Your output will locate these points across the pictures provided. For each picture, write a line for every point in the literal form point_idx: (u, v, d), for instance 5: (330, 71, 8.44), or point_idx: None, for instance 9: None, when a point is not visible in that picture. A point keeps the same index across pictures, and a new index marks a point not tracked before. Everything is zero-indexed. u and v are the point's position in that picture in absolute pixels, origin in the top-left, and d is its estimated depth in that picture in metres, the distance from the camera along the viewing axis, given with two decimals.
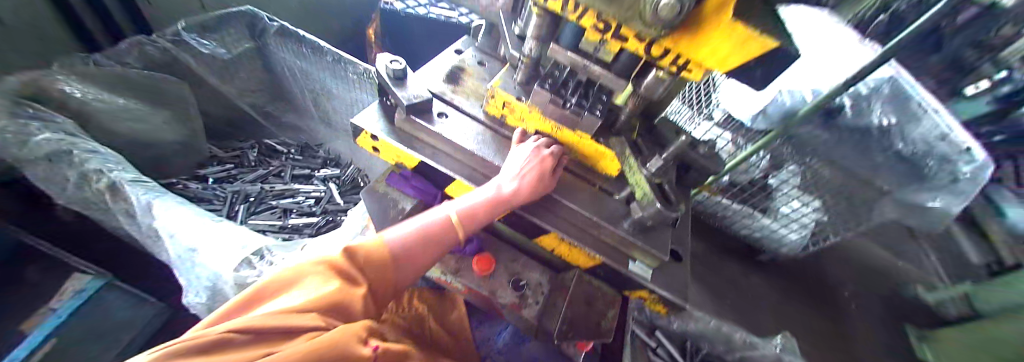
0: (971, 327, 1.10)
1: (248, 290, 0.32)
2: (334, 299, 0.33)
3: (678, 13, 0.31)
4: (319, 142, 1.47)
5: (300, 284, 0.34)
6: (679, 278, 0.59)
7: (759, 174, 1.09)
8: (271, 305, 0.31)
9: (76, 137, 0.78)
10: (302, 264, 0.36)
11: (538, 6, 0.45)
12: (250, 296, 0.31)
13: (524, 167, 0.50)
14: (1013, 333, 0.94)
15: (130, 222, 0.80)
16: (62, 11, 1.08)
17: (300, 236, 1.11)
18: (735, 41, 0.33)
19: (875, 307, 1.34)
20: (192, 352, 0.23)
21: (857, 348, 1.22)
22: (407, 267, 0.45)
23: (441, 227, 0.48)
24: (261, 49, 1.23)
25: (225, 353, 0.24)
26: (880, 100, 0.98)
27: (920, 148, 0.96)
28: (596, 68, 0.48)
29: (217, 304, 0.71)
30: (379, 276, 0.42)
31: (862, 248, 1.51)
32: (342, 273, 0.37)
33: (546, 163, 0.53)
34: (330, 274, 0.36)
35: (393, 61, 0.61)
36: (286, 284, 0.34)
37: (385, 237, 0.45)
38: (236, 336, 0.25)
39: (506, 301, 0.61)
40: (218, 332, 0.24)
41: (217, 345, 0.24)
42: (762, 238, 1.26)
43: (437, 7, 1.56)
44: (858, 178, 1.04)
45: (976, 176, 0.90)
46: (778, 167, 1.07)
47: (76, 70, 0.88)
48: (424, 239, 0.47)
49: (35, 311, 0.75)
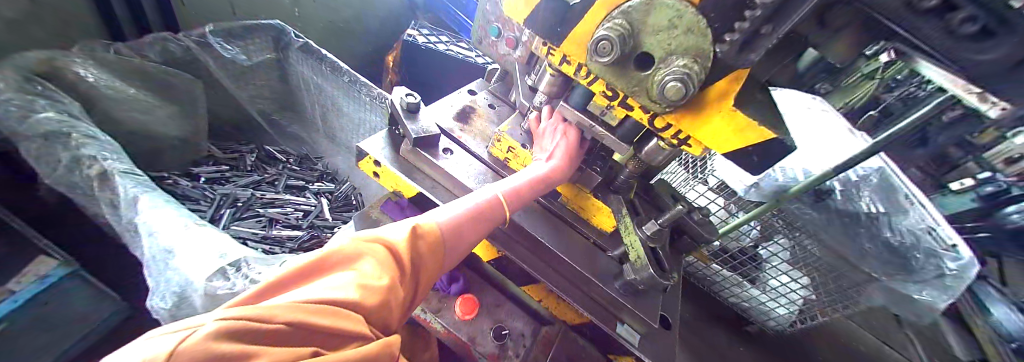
0: None
1: (314, 254, 0.30)
2: (387, 291, 0.31)
3: (683, 95, 0.34)
4: (319, 155, 1.48)
5: (356, 263, 0.31)
6: (667, 347, 0.57)
7: (750, 242, 1.12)
8: (327, 282, 0.28)
9: (78, 121, 0.78)
10: (359, 237, 0.33)
11: (552, 67, 0.49)
12: (313, 264, 0.29)
13: (556, 148, 0.54)
14: None
15: (111, 213, 0.77)
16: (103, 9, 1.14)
17: (280, 249, 1.06)
18: (734, 126, 0.36)
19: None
20: (252, 338, 0.21)
21: None
22: (455, 249, 0.43)
23: (488, 208, 0.47)
24: (281, 61, 1.28)
25: (278, 345, 0.22)
26: (866, 188, 1.07)
27: (907, 239, 0.99)
28: (600, 129, 0.51)
29: (180, 313, 0.67)
30: (431, 253, 0.39)
31: (853, 329, 1.48)
32: (398, 256, 0.34)
33: (571, 136, 0.55)
34: (389, 253, 0.34)
35: (409, 94, 0.64)
36: (343, 259, 0.31)
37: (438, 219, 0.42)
38: (291, 327, 0.23)
39: (486, 351, 0.57)
40: (279, 320, 0.23)
41: (271, 335, 0.22)
42: (749, 308, 1.28)
43: (456, 46, 1.67)
44: (845, 260, 1.02)
45: (961, 271, 0.90)
46: (769, 239, 1.09)
47: (94, 55, 0.90)
48: (471, 223, 0.45)
49: None
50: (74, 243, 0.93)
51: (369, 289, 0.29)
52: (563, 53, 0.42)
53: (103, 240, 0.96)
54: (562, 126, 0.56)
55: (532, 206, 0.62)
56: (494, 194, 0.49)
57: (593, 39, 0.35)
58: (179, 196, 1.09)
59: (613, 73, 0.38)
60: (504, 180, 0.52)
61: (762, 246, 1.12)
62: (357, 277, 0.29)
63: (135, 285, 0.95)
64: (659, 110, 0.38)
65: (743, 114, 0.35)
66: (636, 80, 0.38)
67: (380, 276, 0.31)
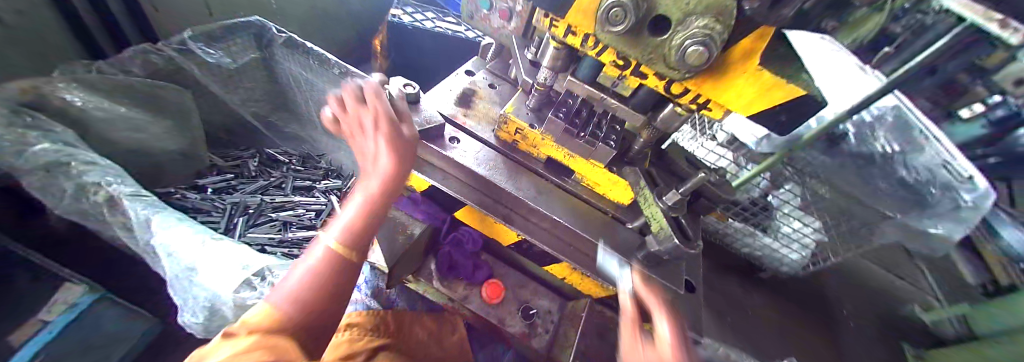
0: (963, 347, 1.16)
1: None
2: (262, 345, 0.28)
3: (706, 60, 0.31)
4: (321, 152, 1.47)
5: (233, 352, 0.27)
6: (693, 310, 0.59)
7: (760, 193, 1.13)
8: None
9: (75, 148, 0.76)
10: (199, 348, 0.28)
11: (556, 39, 0.45)
12: None
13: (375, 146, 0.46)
14: (1010, 356, 1.00)
15: (128, 235, 0.78)
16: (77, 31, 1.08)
17: (299, 251, 1.08)
18: (761, 86, 0.34)
19: (869, 333, 1.35)
20: None
21: None
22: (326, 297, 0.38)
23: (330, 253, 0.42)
24: (266, 60, 1.24)
25: None
26: (881, 127, 1.01)
27: (922, 176, 0.92)
28: (612, 101, 0.49)
29: (215, 325, 0.69)
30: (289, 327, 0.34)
31: (859, 265, 1.54)
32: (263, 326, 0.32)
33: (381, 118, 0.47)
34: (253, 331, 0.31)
35: (407, 85, 0.61)
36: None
37: (276, 295, 0.36)
38: None
39: (515, 329, 0.60)
40: None
41: None
42: (762, 256, 1.32)
43: (443, 22, 1.59)
44: (848, 197, 1.04)
45: (977, 203, 0.80)
46: (778, 187, 1.12)
47: (76, 76, 0.84)
48: (320, 273, 0.39)
49: (26, 324, 0.72)
50: (96, 268, 0.95)
51: (240, 350, 0.27)
52: (567, 23, 0.40)
53: (129, 261, 0.99)
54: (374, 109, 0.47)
55: (548, 186, 0.61)
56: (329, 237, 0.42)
57: (603, 6, 0.32)
58: (190, 210, 1.10)
59: (626, 42, 0.36)
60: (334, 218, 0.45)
61: (773, 194, 1.14)
62: (220, 353, 0.26)
63: (164, 301, 0.98)
64: (678, 77, 0.36)
65: (772, 74, 0.33)
66: (652, 47, 0.35)
67: (243, 339, 0.29)
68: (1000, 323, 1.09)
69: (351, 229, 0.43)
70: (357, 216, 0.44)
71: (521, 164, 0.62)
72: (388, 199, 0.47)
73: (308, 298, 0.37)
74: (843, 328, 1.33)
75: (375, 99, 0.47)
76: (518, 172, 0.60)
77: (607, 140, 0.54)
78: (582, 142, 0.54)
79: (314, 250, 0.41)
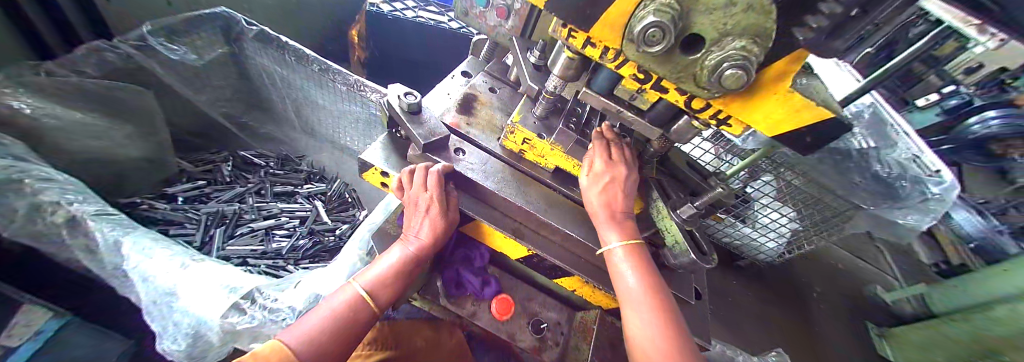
0: (922, 326, 1.23)
1: None
2: None
3: (743, 83, 0.30)
4: (301, 154, 1.39)
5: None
6: (699, 317, 0.59)
7: (738, 185, 1.13)
8: None
9: (26, 163, 0.67)
10: None
11: (571, 50, 0.43)
12: None
13: (421, 218, 0.51)
14: (953, 331, 1.11)
15: (89, 260, 0.70)
16: (15, 22, 0.93)
17: (283, 261, 1.02)
18: (790, 108, 0.33)
19: (840, 315, 1.42)
20: None
21: (826, 353, 1.30)
22: (341, 345, 0.43)
23: (351, 302, 0.47)
24: (236, 55, 1.14)
25: None
26: (859, 124, 1.07)
27: (894, 170, 0.95)
28: (629, 114, 0.47)
29: (199, 353, 0.64)
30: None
31: (829, 253, 1.62)
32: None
33: (433, 194, 0.49)
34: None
35: (408, 93, 0.56)
36: None
37: (290, 333, 0.41)
38: None
39: (526, 343, 0.59)
40: None
41: None
42: (742, 245, 1.38)
43: (425, 11, 1.52)
44: (829, 192, 1.02)
45: (943, 196, 0.87)
46: (755, 179, 1.09)
47: (20, 80, 0.75)
48: (342, 318, 0.44)
49: None
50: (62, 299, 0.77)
51: None
52: (587, 35, 0.37)
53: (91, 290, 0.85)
54: (428, 185, 0.49)
55: (557, 198, 0.59)
56: (357, 287, 0.48)
57: (638, 25, 0.30)
58: (159, 223, 1.01)
59: (655, 61, 0.34)
60: (368, 269, 0.51)
61: (750, 186, 1.14)
62: None
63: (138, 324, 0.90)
64: (707, 96, 0.35)
65: (801, 97, 0.32)
66: (682, 66, 0.34)
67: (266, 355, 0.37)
68: (955, 303, 1.18)
69: (380, 282, 0.49)
70: (386, 273, 0.50)
71: (527, 177, 0.60)
72: (416, 265, 0.52)
73: (318, 344, 0.41)
74: (814, 311, 1.40)
75: (435, 185, 0.49)
76: (525, 184, 0.58)
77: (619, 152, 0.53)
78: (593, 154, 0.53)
79: (343, 293, 0.47)
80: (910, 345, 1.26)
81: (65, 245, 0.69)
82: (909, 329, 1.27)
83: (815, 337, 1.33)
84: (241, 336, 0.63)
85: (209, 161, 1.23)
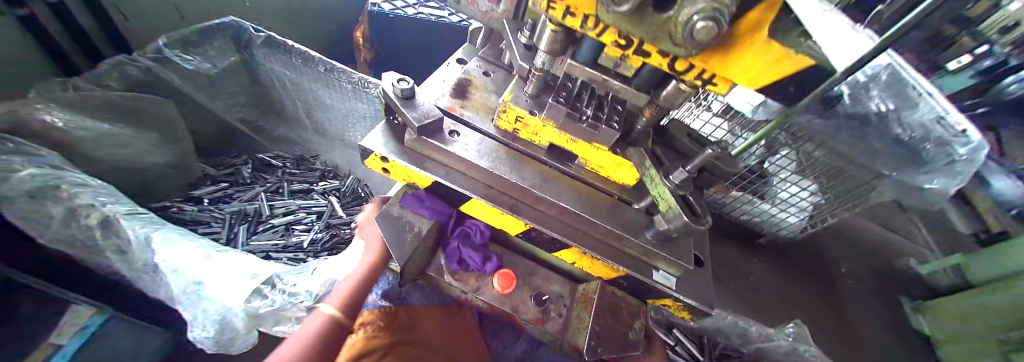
0: (961, 296, 1.17)
1: None
2: None
3: (715, 36, 0.30)
4: (315, 153, 1.45)
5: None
6: (701, 284, 0.59)
7: (756, 160, 1.13)
8: None
9: (62, 170, 0.74)
10: None
11: (553, 21, 0.43)
12: None
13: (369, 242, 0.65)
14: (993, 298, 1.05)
15: (123, 260, 0.76)
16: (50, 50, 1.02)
17: (302, 253, 1.08)
18: (768, 59, 0.33)
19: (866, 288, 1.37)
20: None
21: (859, 327, 1.27)
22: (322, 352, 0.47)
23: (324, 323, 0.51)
24: (247, 62, 1.19)
25: None
26: (875, 88, 0.85)
27: (916, 133, 0.80)
28: (616, 82, 0.48)
29: (229, 336, 0.70)
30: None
31: (854, 225, 1.56)
32: None
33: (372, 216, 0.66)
34: None
35: (401, 80, 0.58)
36: None
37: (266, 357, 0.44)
38: None
39: (529, 315, 0.61)
40: None
41: None
42: (761, 223, 1.31)
43: (425, 7, 1.53)
44: (844, 158, 1.00)
45: (972, 157, 0.72)
46: (774, 152, 1.09)
47: (54, 96, 0.82)
48: (320, 335, 0.49)
49: None
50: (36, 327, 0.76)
51: None
52: (566, 5, 0.37)
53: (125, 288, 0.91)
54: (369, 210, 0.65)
55: (553, 174, 0.61)
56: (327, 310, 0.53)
57: None
58: (187, 223, 1.08)
59: (629, 22, 0.35)
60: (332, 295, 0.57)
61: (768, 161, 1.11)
62: None
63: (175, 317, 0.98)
64: (684, 55, 0.36)
65: (781, 45, 0.31)
66: (658, 25, 0.34)
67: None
68: (1002, 270, 1.10)
69: (345, 301, 0.55)
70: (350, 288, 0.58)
71: (520, 154, 0.62)
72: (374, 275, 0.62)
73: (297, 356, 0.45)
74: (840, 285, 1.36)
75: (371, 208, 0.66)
76: (521, 161, 0.60)
77: (610, 123, 0.53)
78: (586, 126, 0.53)
79: (316, 316, 0.52)
80: (948, 318, 1.20)
81: (101, 247, 0.75)
82: (948, 301, 1.21)
83: (839, 310, 1.29)
84: (264, 319, 0.69)
85: (229, 164, 1.30)
